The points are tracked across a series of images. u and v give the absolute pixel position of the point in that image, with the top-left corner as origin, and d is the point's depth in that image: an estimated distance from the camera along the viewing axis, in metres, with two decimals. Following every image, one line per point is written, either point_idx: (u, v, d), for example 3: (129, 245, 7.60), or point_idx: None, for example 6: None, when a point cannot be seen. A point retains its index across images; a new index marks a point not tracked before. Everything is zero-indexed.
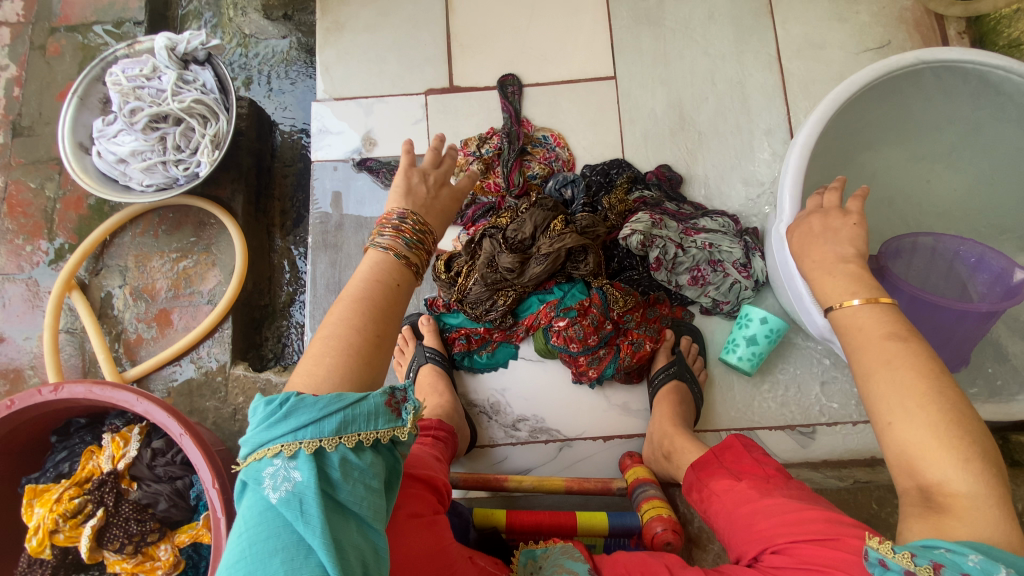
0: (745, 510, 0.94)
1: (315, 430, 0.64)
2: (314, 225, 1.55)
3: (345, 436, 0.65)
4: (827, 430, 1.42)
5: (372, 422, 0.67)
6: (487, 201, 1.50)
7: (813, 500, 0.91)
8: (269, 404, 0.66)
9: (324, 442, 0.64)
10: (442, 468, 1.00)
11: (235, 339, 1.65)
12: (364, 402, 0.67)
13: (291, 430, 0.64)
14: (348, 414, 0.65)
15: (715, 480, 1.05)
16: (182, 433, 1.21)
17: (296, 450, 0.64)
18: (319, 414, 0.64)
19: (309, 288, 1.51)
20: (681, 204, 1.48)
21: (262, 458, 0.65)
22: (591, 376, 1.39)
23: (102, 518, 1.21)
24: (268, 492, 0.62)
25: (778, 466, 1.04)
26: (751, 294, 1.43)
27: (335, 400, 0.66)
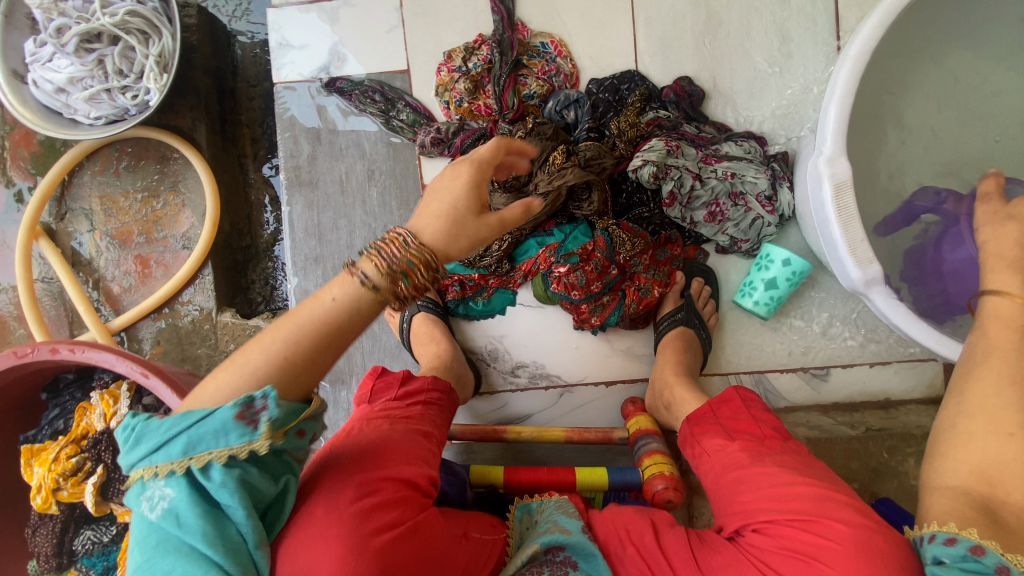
0: (729, 478, 0.90)
1: (164, 455, 0.63)
2: (285, 160, 1.37)
3: (193, 457, 0.63)
4: (842, 372, 1.35)
5: (219, 439, 0.63)
6: (478, 128, 1.31)
7: (810, 470, 0.85)
8: (125, 434, 0.66)
9: (174, 466, 0.63)
10: (429, 448, 0.92)
11: (218, 284, 1.56)
12: (212, 419, 0.63)
13: (144, 455, 0.64)
14: (196, 436, 0.63)
15: (704, 436, 0.99)
16: (149, 376, 1.18)
17: (154, 475, 0.64)
18: (169, 438, 0.64)
19: (288, 232, 1.38)
20: (700, 125, 1.28)
21: (131, 484, 0.65)
22: (594, 324, 1.29)
23: (103, 475, 1.21)
24: (145, 513, 0.64)
25: (777, 422, 0.98)
26: (774, 231, 1.27)
27: (185, 421, 0.64)
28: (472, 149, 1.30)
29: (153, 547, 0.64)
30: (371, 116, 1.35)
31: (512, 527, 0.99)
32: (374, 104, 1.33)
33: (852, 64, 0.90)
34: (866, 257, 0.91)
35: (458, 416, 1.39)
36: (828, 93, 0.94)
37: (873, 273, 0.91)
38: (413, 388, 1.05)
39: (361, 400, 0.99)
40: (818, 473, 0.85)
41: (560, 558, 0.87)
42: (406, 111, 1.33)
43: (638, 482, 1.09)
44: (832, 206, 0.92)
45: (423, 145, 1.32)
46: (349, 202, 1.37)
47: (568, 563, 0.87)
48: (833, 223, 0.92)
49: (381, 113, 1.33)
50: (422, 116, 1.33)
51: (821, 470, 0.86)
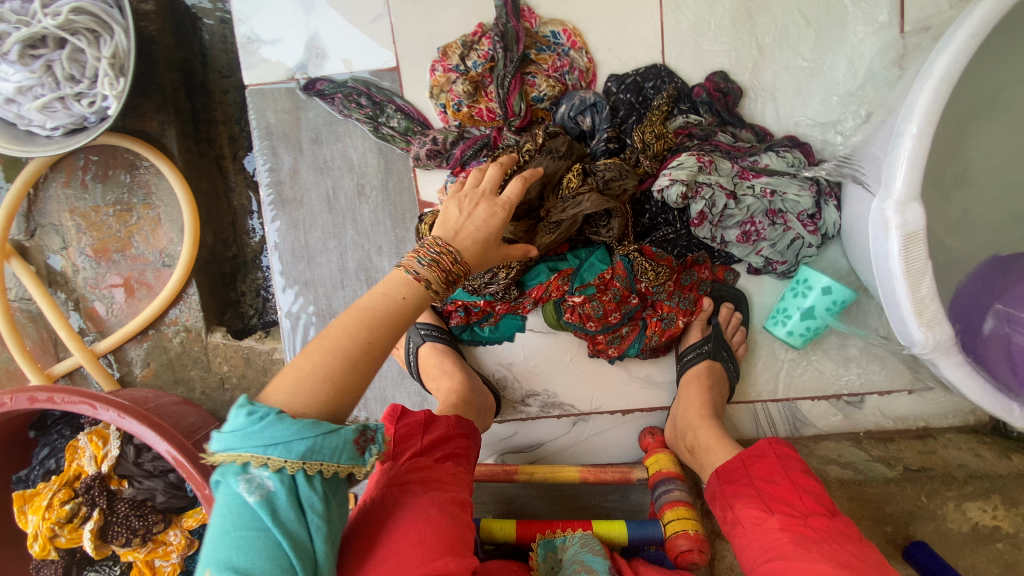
0: (768, 565, 0.81)
1: (284, 450, 0.57)
2: (264, 174, 1.23)
3: (309, 463, 0.58)
4: (878, 399, 1.24)
5: (335, 455, 0.60)
6: (481, 136, 1.15)
7: (867, 570, 0.75)
8: (249, 415, 0.58)
9: (289, 464, 0.57)
10: (461, 521, 0.77)
11: (206, 302, 1.46)
12: (337, 435, 0.60)
13: (261, 443, 0.57)
14: (317, 445, 0.58)
15: (738, 503, 0.91)
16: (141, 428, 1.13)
17: (263, 465, 0.57)
18: (293, 435, 0.57)
19: (273, 254, 1.25)
20: (738, 131, 1.11)
21: (231, 463, 0.57)
22: (611, 354, 1.19)
23: (99, 519, 1.17)
24: (239, 495, 0.56)
25: (824, 494, 0.87)
26: (815, 251, 1.12)
27: (315, 424, 0.59)
28: (473, 162, 1.13)
29: (232, 532, 0.56)
30: (358, 123, 1.19)
31: (539, 569, 0.96)
32: (360, 109, 1.17)
33: (936, 86, 0.74)
34: (934, 318, 0.78)
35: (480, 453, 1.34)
36: (903, 117, 0.78)
37: (941, 336, 0.78)
38: (437, 435, 0.90)
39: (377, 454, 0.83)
40: (874, 574, 0.74)
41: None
42: (397, 116, 1.17)
43: (660, 537, 1.04)
44: (898, 259, 0.78)
45: (417, 158, 1.16)
46: (339, 220, 1.23)
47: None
48: (897, 278, 0.79)
49: (369, 119, 1.17)
50: (416, 122, 1.17)
51: (877, 566, 0.76)
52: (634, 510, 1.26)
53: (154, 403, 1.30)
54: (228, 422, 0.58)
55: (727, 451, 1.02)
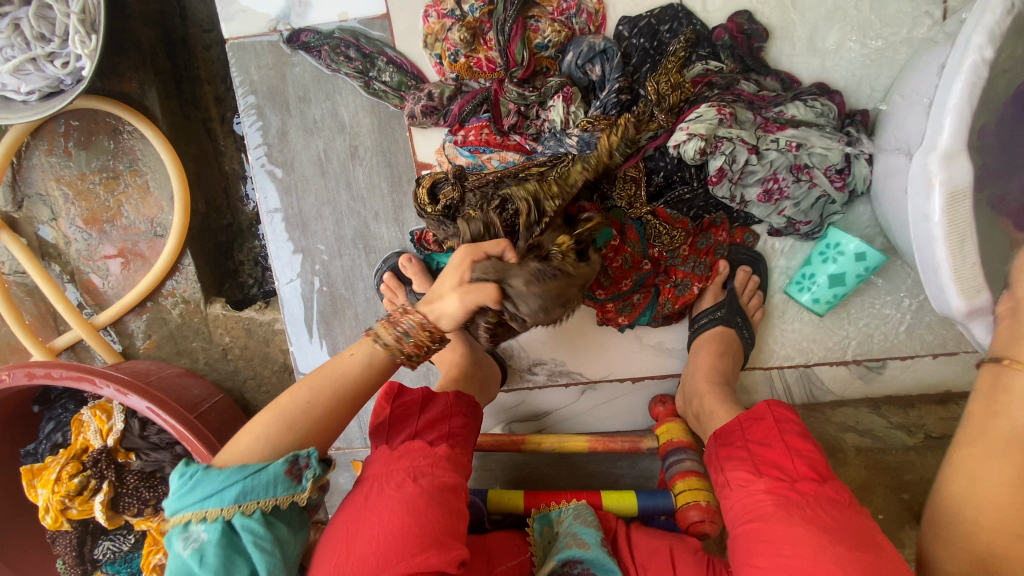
0: (745, 527, 0.78)
1: (215, 501, 0.64)
2: (252, 136, 1.15)
3: (243, 504, 0.64)
4: (899, 364, 1.17)
5: (269, 489, 0.66)
6: (481, 89, 1.06)
7: (845, 535, 0.70)
8: (181, 477, 0.66)
9: (223, 511, 0.64)
10: (450, 510, 0.78)
11: (203, 272, 1.42)
12: (264, 472, 0.66)
13: (195, 501, 0.64)
14: (219, 484, 0.64)
15: (727, 465, 0.86)
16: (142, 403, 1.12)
17: (198, 520, 0.64)
18: (221, 484, 0.64)
19: (267, 222, 1.20)
20: (762, 79, 1.02)
21: (176, 525, 0.65)
22: (621, 323, 1.15)
23: (109, 491, 1.17)
24: (182, 549, 0.63)
25: (819, 459, 0.81)
26: (839, 210, 1.05)
27: (239, 469, 0.65)
28: (473, 118, 1.06)
29: None
30: (348, 78, 1.10)
31: (534, 545, 0.96)
32: (349, 62, 1.09)
33: (996, 19, 0.66)
34: (974, 285, 0.72)
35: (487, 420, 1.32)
36: (954, 61, 0.69)
37: (981, 303, 0.72)
38: (434, 418, 0.90)
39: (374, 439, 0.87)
40: (855, 543, 0.69)
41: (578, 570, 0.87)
42: (389, 70, 1.08)
43: (671, 508, 1.02)
44: (941, 220, 0.71)
45: (412, 116, 1.08)
46: (332, 185, 1.17)
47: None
48: (937, 240, 0.72)
49: (359, 74, 1.09)
50: (410, 76, 1.08)
51: (861, 534, 0.71)
52: (643, 477, 1.25)
53: (155, 375, 1.28)
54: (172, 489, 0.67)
55: (731, 416, 0.97)
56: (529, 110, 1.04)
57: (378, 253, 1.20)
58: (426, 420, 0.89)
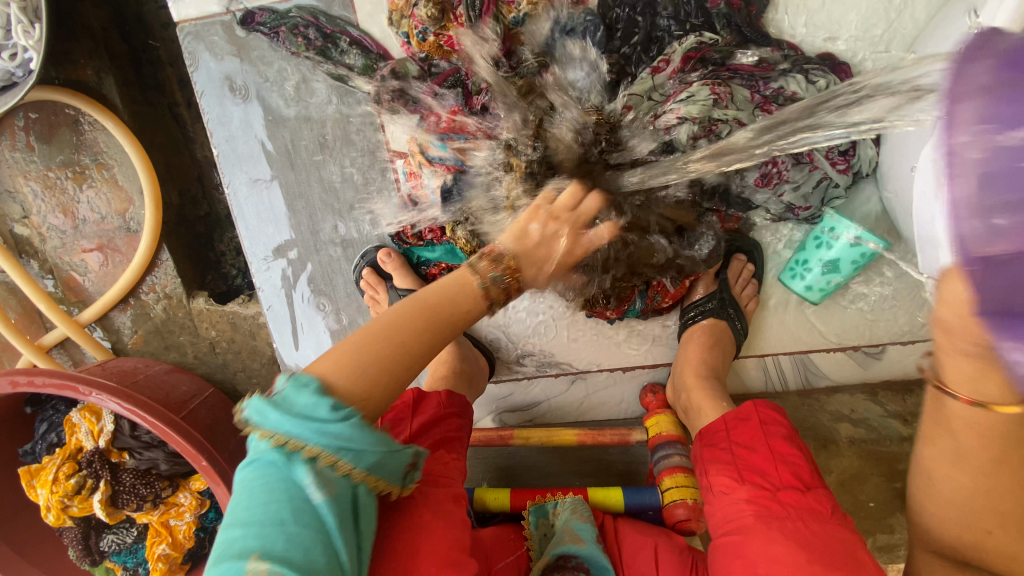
0: (724, 538, 0.76)
1: (355, 457, 0.55)
2: (217, 128, 1.09)
3: (372, 476, 0.57)
4: (900, 349, 1.12)
5: (392, 473, 0.60)
6: (451, 69, 0.96)
7: (825, 551, 0.68)
8: (335, 410, 0.54)
9: (354, 472, 0.55)
10: (457, 520, 0.72)
11: (182, 267, 1.38)
12: (401, 453, 0.60)
13: (340, 442, 0.53)
14: (388, 468, 0.59)
15: (710, 468, 0.84)
16: (126, 406, 1.12)
17: (330, 464, 0.54)
18: (369, 445, 0.55)
19: (238, 218, 1.15)
20: (761, 49, 0.91)
21: (295, 451, 0.53)
22: (610, 315, 1.10)
23: (107, 490, 1.20)
24: (308, 489, 0.53)
25: (803, 465, 0.79)
26: (843, 192, 0.97)
27: (387, 438, 0.57)
28: (444, 102, 0.97)
29: (290, 524, 0.52)
30: (309, 61, 1.03)
31: (531, 539, 0.95)
32: (309, 43, 1.00)
33: None
34: None
35: (478, 412, 1.31)
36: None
37: None
38: (427, 422, 0.85)
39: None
40: (835, 558, 0.67)
41: (573, 564, 0.88)
42: (353, 51, 1.00)
43: (658, 504, 1.02)
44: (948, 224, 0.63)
45: (379, 101, 1.00)
46: (303, 178, 1.11)
47: (580, 569, 0.88)
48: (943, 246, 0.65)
49: (321, 56, 1.01)
50: (374, 56, 1.00)
51: (840, 548, 0.68)
52: (634, 464, 1.25)
53: (142, 374, 1.27)
54: (297, 403, 0.54)
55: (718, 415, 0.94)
56: (503, 91, 0.93)
57: (356, 247, 1.15)
58: (420, 424, 0.84)
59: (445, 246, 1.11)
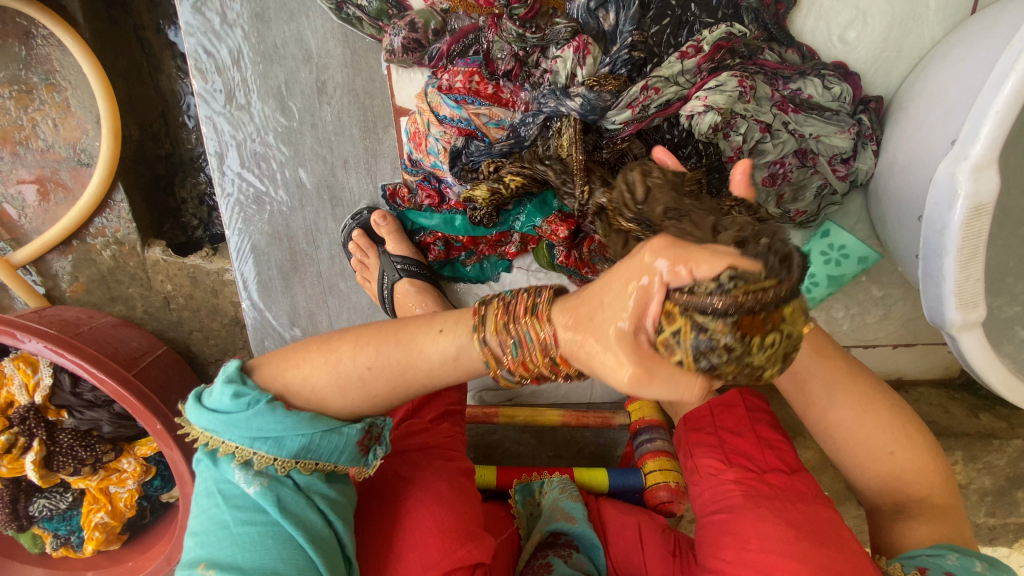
0: (712, 517, 0.77)
1: (274, 445, 0.53)
2: (199, 57, 0.98)
3: (304, 459, 0.54)
4: (863, 351, 1.20)
5: (335, 454, 0.56)
6: (471, 26, 0.93)
7: (813, 529, 0.69)
8: (236, 398, 0.53)
9: (280, 462, 0.53)
10: (468, 494, 0.70)
11: (138, 211, 1.25)
12: (340, 433, 0.56)
13: (250, 437, 0.53)
14: (326, 453, 0.55)
15: (697, 451, 0.87)
16: (74, 361, 1.01)
17: (250, 460, 0.53)
18: (284, 430, 0.53)
19: (215, 161, 1.04)
20: (784, 50, 0.94)
21: (220, 449, 0.54)
22: None
23: (41, 450, 1.06)
24: (238, 485, 0.53)
25: (786, 450, 0.84)
26: (839, 200, 1.01)
27: (311, 420, 0.54)
28: (461, 60, 0.93)
29: (232, 527, 0.53)
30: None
31: (518, 516, 0.95)
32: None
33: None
34: (973, 299, 0.71)
35: None
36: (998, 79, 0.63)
37: (974, 318, 0.72)
38: (427, 395, 0.82)
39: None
40: (821, 534, 0.69)
41: (563, 541, 0.89)
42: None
43: (640, 487, 1.04)
44: (957, 234, 0.67)
45: (390, 50, 0.93)
46: (294, 125, 1.02)
47: (570, 546, 0.89)
48: (948, 255, 0.69)
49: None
50: (391, 2, 0.92)
51: (827, 525, 0.70)
52: (608, 447, 1.27)
53: (86, 326, 1.14)
54: (214, 397, 0.55)
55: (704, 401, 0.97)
56: (529, 56, 0.91)
57: (347, 207, 1.07)
58: (420, 396, 0.80)
59: (444, 215, 1.04)
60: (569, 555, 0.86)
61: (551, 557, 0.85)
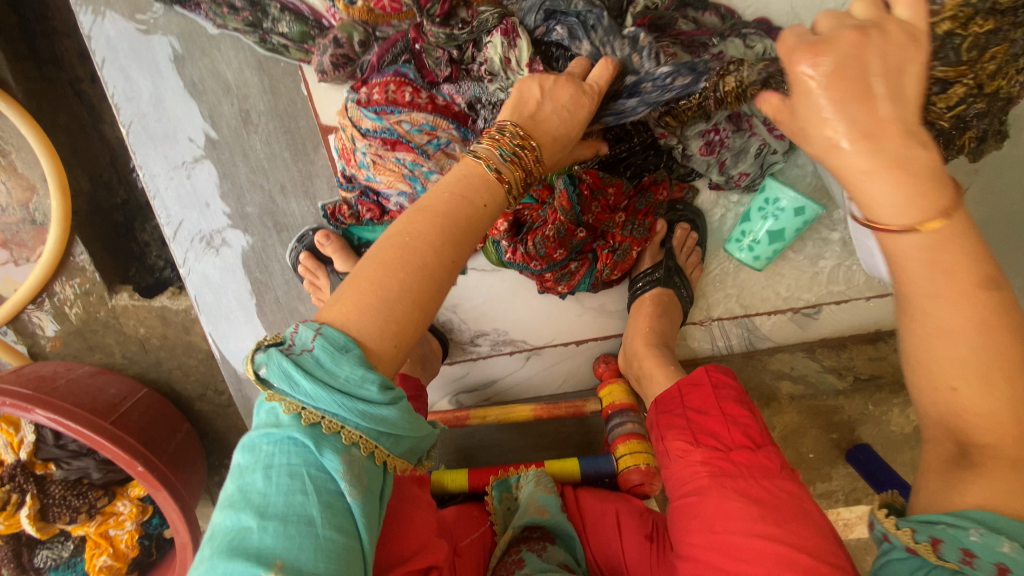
0: (681, 500, 0.77)
1: (380, 427, 0.50)
2: (125, 106, 0.99)
3: (378, 444, 0.50)
4: (834, 309, 1.16)
5: (399, 440, 0.52)
6: (398, 34, 0.90)
7: (776, 508, 0.69)
8: (348, 359, 0.49)
9: (363, 441, 0.49)
10: (420, 502, 0.70)
11: (99, 260, 1.27)
12: (408, 411, 0.53)
13: (345, 407, 0.48)
14: (404, 430, 0.52)
15: (668, 433, 0.83)
16: (35, 411, 1.03)
17: (337, 432, 0.49)
18: (379, 408, 0.50)
19: (159, 204, 1.06)
20: (699, 15, 0.91)
21: (307, 418, 0.48)
22: (561, 290, 1.10)
23: (35, 503, 1.11)
24: (298, 457, 0.47)
25: (754, 425, 0.79)
26: (781, 158, 0.98)
27: (394, 395, 0.51)
28: (391, 69, 0.91)
29: (269, 508, 0.45)
30: (239, 33, 0.95)
31: (494, 514, 0.95)
32: (236, 14, 0.92)
33: None
34: None
35: (433, 394, 1.29)
36: None
37: None
38: None
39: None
40: (783, 514, 0.68)
41: (539, 535, 0.90)
42: (285, 18, 0.92)
43: (613, 471, 1.03)
44: None
45: (321, 70, 0.93)
46: (226, 157, 1.02)
47: (546, 539, 0.89)
48: None
49: (251, 27, 0.92)
50: (310, 23, 0.92)
51: (788, 501, 0.70)
52: (590, 434, 1.26)
53: (63, 379, 1.17)
54: (309, 360, 0.49)
55: (665, 378, 0.96)
56: (462, 52, 0.89)
57: (290, 231, 1.08)
58: None
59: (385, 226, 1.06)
60: (542, 548, 0.87)
61: (524, 552, 0.85)
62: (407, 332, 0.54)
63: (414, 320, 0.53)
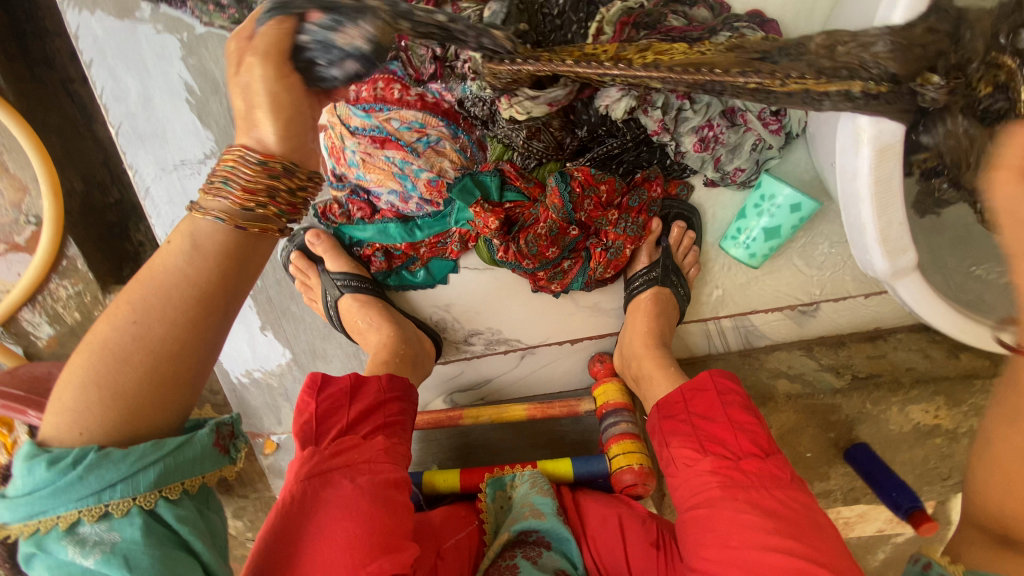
0: (691, 512, 0.76)
1: (127, 487, 0.55)
2: (113, 106, 0.99)
3: (164, 487, 0.58)
4: (832, 306, 1.15)
5: (196, 466, 0.61)
6: None
7: (789, 522, 0.69)
8: (53, 467, 0.53)
9: (138, 499, 0.56)
10: (397, 506, 0.75)
11: (92, 260, 1.27)
12: (190, 446, 0.60)
13: (92, 492, 0.54)
14: (156, 466, 0.57)
15: (672, 440, 0.83)
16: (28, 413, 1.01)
17: (98, 516, 0.55)
18: (132, 469, 0.55)
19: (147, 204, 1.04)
20: (689, 10, 0.90)
21: (50, 529, 0.54)
22: (555, 290, 1.09)
23: None
24: (76, 560, 0.54)
25: (761, 431, 0.78)
26: (776, 153, 0.97)
27: (160, 445, 0.57)
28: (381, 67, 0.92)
29: None
30: (226, 30, 0.93)
31: (487, 512, 0.96)
32: (221, 11, 0.88)
33: None
34: (899, 245, 0.69)
35: (427, 394, 1.29)
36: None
37: (903, 264, 0.70)
38: (369, 405, 0.83)
39: (300, 439, 0.75)
40: (798, 529, 0.69)
41: (533, 538, 0.90)
42: None
43: (606, 471, 1.02)
44: (869, 179, 0.65)
45: None
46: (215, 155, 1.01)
47: (541, 543, 0.91)
48: (864, 201, 0.67)
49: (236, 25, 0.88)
50: None
51: (804, 514, 0.71)
52: (586, 434, 1.25)
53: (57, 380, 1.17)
54: (20, 484, 0.54)
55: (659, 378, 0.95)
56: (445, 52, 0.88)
57: None
58: (358, 410, 0.81)
59: (377, 226, 1.02)
60: (537, 555, 0.88)
61: (519, 558, 0.86)
62: (168, 401, 0.57)
63: (159, 396, 0.57)
